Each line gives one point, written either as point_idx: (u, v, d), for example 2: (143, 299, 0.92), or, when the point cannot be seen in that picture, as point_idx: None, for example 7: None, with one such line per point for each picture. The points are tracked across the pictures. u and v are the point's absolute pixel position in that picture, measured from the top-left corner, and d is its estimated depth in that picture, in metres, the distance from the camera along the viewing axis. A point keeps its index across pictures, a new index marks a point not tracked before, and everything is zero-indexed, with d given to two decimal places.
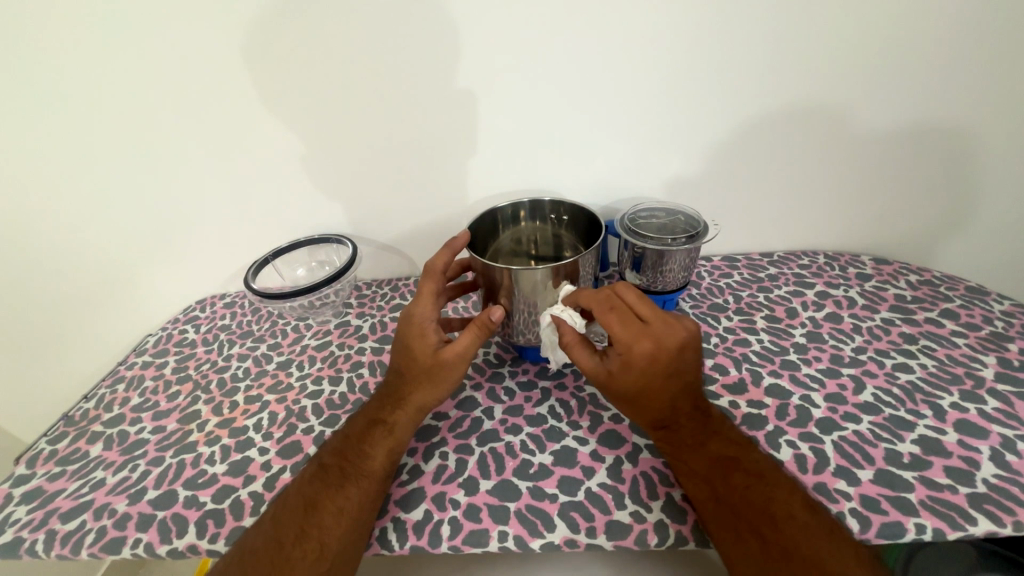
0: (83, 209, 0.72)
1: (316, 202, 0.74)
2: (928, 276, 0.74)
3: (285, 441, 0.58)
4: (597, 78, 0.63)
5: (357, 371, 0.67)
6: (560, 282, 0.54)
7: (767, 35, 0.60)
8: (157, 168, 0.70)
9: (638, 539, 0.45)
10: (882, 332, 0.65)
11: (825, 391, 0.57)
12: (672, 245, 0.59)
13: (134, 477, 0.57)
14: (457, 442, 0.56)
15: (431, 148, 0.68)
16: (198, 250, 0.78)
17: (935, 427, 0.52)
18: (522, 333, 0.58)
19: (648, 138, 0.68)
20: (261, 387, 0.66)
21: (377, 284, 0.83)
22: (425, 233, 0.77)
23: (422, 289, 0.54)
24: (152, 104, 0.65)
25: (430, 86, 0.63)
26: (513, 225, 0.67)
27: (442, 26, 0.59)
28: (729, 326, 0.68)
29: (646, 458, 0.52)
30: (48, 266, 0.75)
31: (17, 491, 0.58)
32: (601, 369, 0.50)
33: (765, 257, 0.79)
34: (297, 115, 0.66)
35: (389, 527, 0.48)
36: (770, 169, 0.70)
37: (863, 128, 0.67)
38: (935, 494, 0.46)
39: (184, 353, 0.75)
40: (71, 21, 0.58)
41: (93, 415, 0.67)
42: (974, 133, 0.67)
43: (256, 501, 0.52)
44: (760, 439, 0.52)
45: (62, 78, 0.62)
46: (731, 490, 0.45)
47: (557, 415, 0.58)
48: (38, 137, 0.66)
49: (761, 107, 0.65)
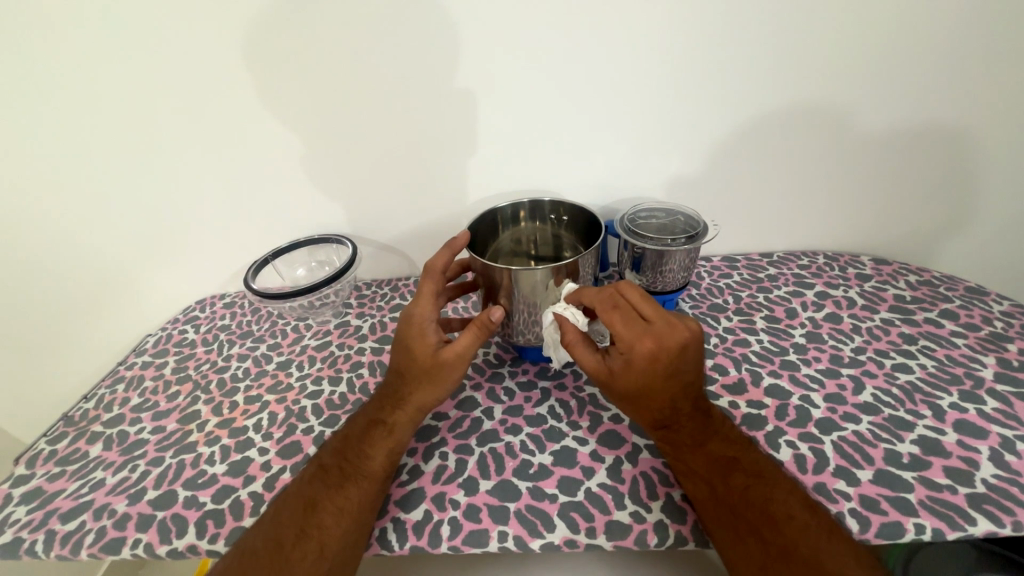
0: (83, 210, 0.72)
1: (316, 202, 0.74)
2: (927, 276, 0.74)
3: (285, 441, 0.58)
4: (596, 78, 0.63)
5: (357, 371, 0.67)
6: (560, 282, 0.54)
7: (767, 35, 0.60)
8: (157, 166, 0.69)
9: (638, 539, 0.45)
10: (882, 332, 0.65)
11: (825, 391, 0.57)
12: (672, 246, 0.59)
13: (134, 478, 0.57)
14: (457, 442, 0.56)
15: (430, 147, 0.68)
16: (198, 250, 0.78)
17: (935, 427, 0.52)
18: (522, 333, 0.58)
19: (649, 138, 0.68)
20: (261, 387, 0.66)
21: (377, 283, 0.83)
22: (425, 233, 0.77)
23: (422, 289, 0.54)
24: (151, 102, 0.64)
25: (429, 84, 0.63)
26: (513, 225, 0.67)
27: (443, 27, 0.59)
28: (728, 326, 0.68)
29: (646, 458, 0.52)
30: (48, 266, 0.75)
31: (16, 491, 0.58)
32: (603, 367, 0.50)
33: (765, 257, 0.80)
34: (297, 116, 0.66)
35: (389, 528, 0.48)
36: (770, 169, 0.70)
37: (863, 128, 0.67)
38: (935, 494, 0.46)
39: (183, 353, 0.75)
40: (70, 19, 0.58)
41: (93, 414, 0.67)
42: (974, 133, 0.67)
43: (256, 501, 0.52)
44: (760, 439, 0.53)
45: (61, 77, 0.62)
46: (731, 489, 0.45)
47: (557, 415, 0.58)
48: (37, 135, 0.66)
49: (761, 108, 0.65)
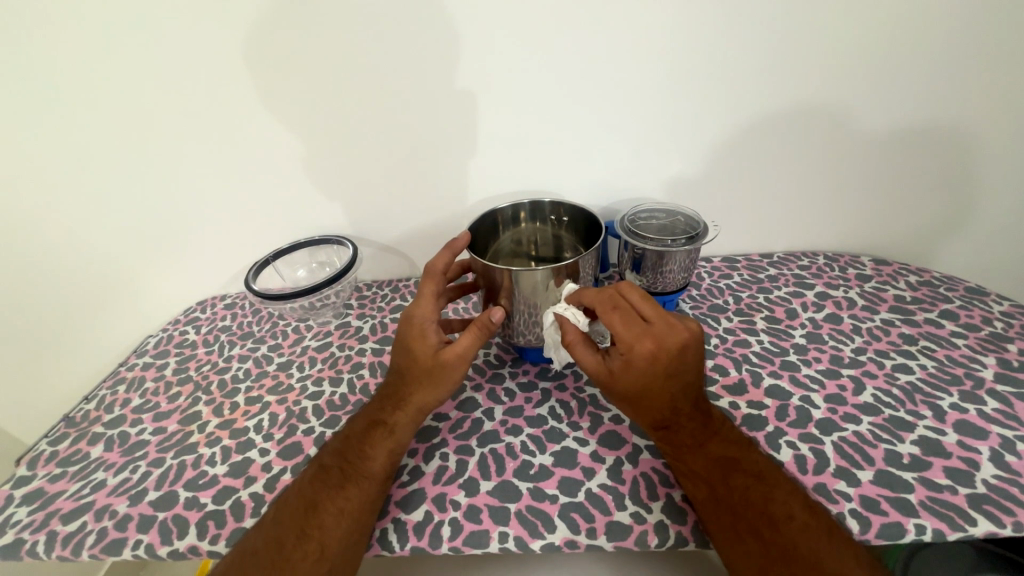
0: (84, 210, 0.72)
1: (316, 203, 0.74)
2: (927, 277, 0.74)
3: (286, 442, 0.58)
4: (596, 78, 0.63)
5: (357, 372, 0.67)
6: (560, 283, 0.54)
7: (767, 36, 0.60)
8: (157, 167, 0.69)
9: (638, 539, 0.45)
10: (882, 332, 0.65)
11: (825, 392, 0.57)
12: (672, 246, 0.59)
13: (134, 478, 0.57)
14: (457, 442, 0.56)
15: (430, 148, 0.68)
16: (198, 251, 0.78)
17: (935, 427, 0.52)
18: (522, 334, 0.58)
19: (648, 138, 0.68)
20: (262, 388, 0.67)
21: (378, 284, 0.83)
22: (425, 234, 0.77)
23: (422, 291, 0.54)
24: (151, 103, 0.64)
25: (429, 85, 0.63)
26: (513, 226, 0.68)
27: (443, 27, 0.59)
28: (729, 326, 0.68)
29: (646, 459, 0.52)
30: (47, 267, 0.75)
31: (17, 492, 0.58)
32: (603, 368, 0.50)
33: (765, 257, 0.80)
34: (297, 117, 0.66)
35: (389, 528, 0.48)
36: (770, 170, 0.70)
37: (863, 129, 0.67)
38: (934, 494, 0.46)
39: (184, 354, 0.75)
40: (70, 19, 0.58)
41: (94, 415, 0.68)
42: (974, 133, 0.67)
43: (257, 502, 0.52)
44: (760, 439, 0.53)
45: (61, 77, 0.62)
46: (731, 489, 0.45)
47: (557, 415, 0.58)
48: (38, 136, 0.66)
49: (761, 108, 0.65)
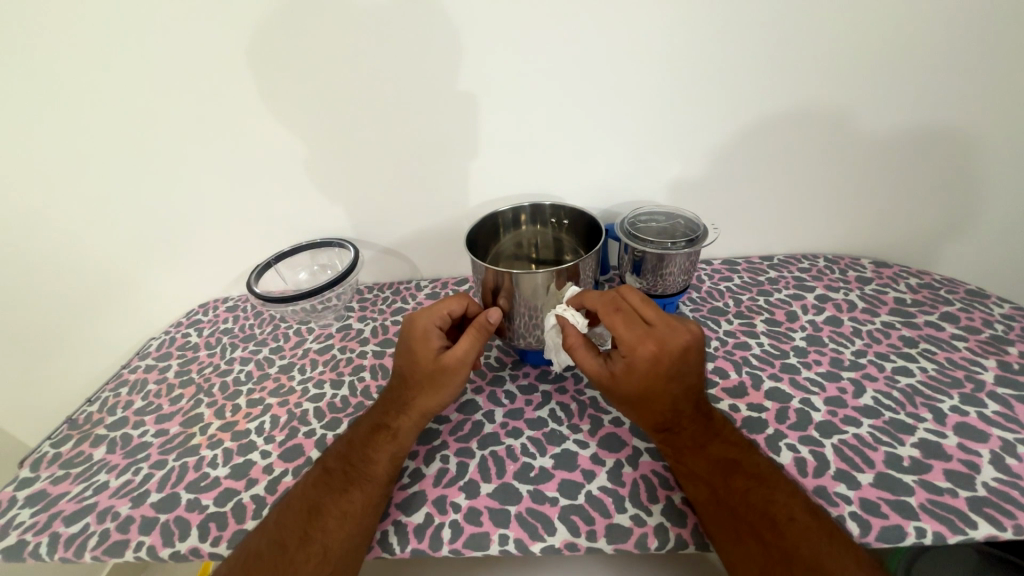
0: (86, 212, 0.72)
1: (317, 206, 0.74)
2: (928, 280, 0.74)
3: (286, 444, 0.58)
4: (597, 81, 0.63)
5: (358, 375, 0.67)
6: (561, 286, 0.54)
7: (766, 36, 0.60)
8: (159, 169, 0.70)
9: (638, 542, 0.46)
10: (882, 335, 0.65)
11: (825, 395, 0.57)
12: (672, 249, 0.60)
13: (136, 481, 0.57)
14: (457, 445, 0.56)
15: (430, 150, 0.69)
16: (199, 253, 0.78)
17: (935, 431, 0.52)
18: (522, 336, 0.59)
19: (649, 141, 0.68)
20: (263, 390, 0.67)
21: (378, 287, 0.83)
22: (426, 237, 0.78)
23: (442, 301, 0.55)
24: (154, 106, 0.65)
25: (430, 87, 0.64)
26: (514, 228, 0.68)
27: (443, 29, 0.60)
28: (729, 329, 0.68)
29: (646, 461, 0.52)
30: (50, 268, 0.75)
31: (21, 494, 0.58)
32: (604, 371, 0.50)
33: (765, 260, 0.80)
34: (298, 119, 0.66)
35: (389, 531, 0.48)
36: (770, 172, 0.70)
37: (863, 131, 0.67)
38: (935, 498, 0.46)
39: (186, 357, 0.76)
40: (72, 22, 0.59)
41: (97, 418, 0.68)
42: (974, 136, 0.67)
43: (257, 504, 0.52)
44: (760, 442, 0.53)
45: (66, 82, 0.62)
46: (732, 492, 0.45)
47: (557, 418, 0.58)
48: (41, 140, 0.66)
49: (760, 111, 0.65)
